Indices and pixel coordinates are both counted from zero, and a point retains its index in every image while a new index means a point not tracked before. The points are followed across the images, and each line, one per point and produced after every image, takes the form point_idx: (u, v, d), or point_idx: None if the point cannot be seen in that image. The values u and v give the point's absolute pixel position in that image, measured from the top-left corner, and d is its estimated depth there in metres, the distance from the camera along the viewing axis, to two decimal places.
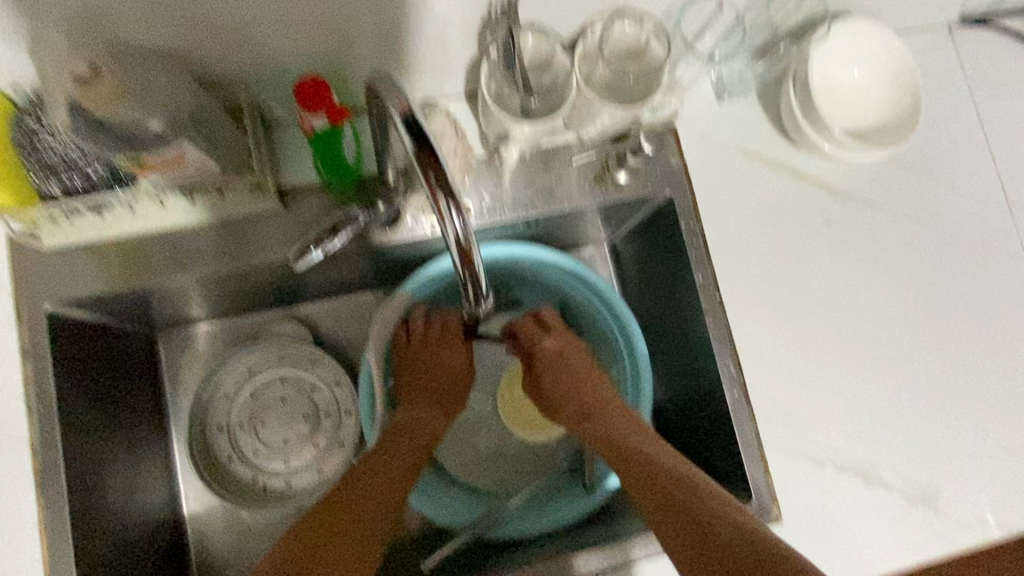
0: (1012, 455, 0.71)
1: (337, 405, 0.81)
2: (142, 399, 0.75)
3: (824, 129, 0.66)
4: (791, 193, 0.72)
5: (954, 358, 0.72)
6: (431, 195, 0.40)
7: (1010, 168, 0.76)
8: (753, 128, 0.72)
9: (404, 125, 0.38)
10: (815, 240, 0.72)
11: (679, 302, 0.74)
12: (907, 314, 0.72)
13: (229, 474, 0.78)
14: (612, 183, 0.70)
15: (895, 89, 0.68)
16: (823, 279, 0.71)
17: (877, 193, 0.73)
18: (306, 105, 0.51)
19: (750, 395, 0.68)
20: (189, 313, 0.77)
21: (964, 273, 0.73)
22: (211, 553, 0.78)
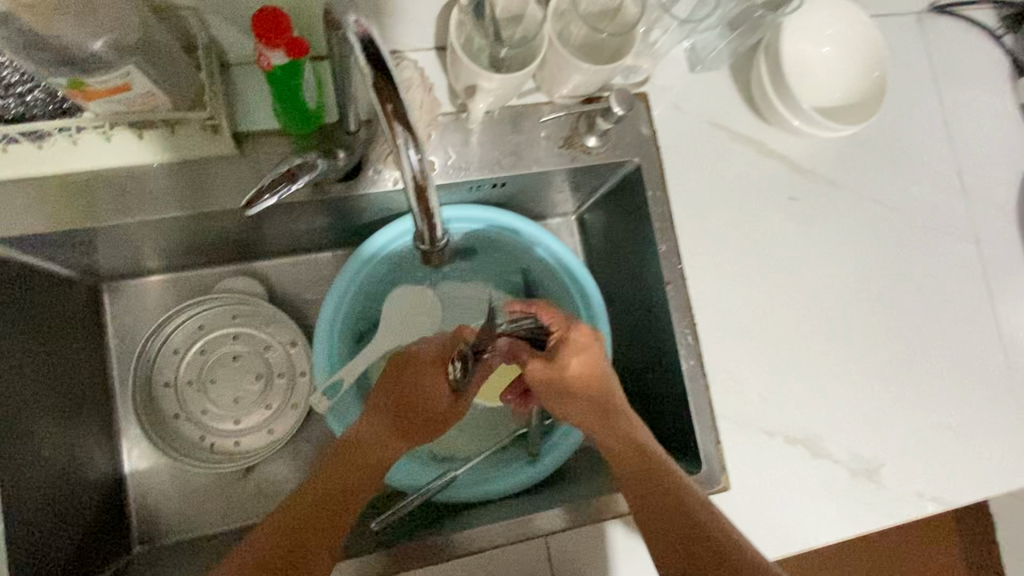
0: (951, 433, 0.73)
1: (292, 366, 0.79)
2: (83, 348, 0.72)
3: (791, 102, 0.67)
4: (758, 168, 0.72)
5: (902, 338, 0.74)
6: (388, 126, 0.39)
7: (968, 156, 0.78)
8: (724, 100, 0.72)
9: (361, 53, 0.37)
10: (778, 217, 0.72)
11: (641, 271, 0.73)
12: (861, 293, 0.74)
13: (174, 431, 0.76)
14: (580, 147, 0.69)
15: (864, 65, 0.68)
16: (784, 255, 0.72)
17: (840, 173, 0.74)
18: (264, 38, 0.48)
19: (706, 366, 0.68)
20: (137, 262, 0.74)
21: (917, 255, 0.75)
22: (152, 512, 0.75)
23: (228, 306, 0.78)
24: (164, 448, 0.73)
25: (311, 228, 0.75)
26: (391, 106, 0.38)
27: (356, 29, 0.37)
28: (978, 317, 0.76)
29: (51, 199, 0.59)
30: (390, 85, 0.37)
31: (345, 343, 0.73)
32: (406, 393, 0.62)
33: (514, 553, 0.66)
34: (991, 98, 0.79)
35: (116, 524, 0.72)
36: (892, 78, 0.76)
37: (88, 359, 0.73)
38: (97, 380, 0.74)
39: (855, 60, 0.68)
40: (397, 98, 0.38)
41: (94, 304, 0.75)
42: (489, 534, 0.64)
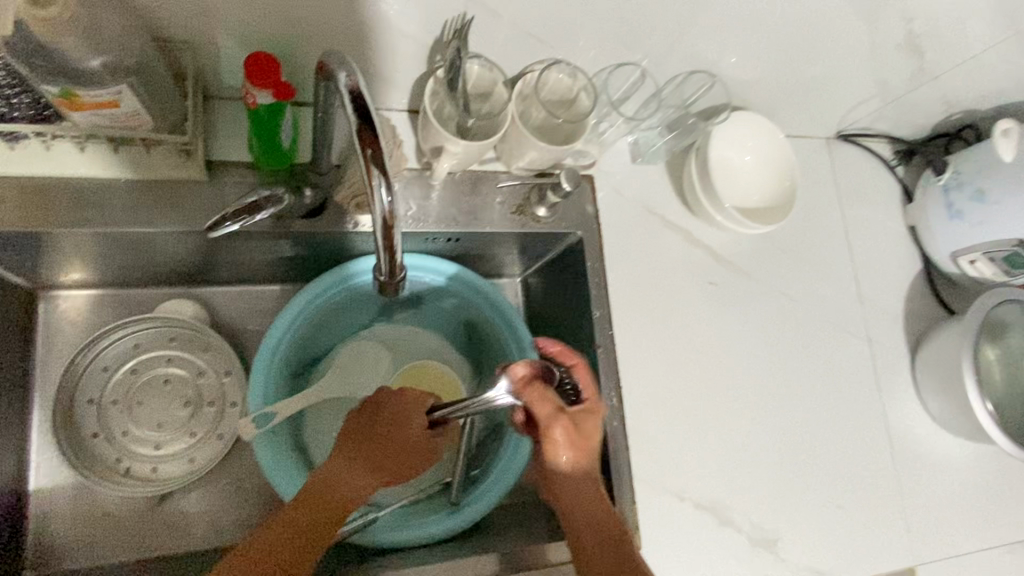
0: (843, 513, 0.79)
1: (224, 395, 0.79)
2: (7, 355, 0.71)
3: (717, 199, 0.76)
4: (685, 253, 0.81)
5: (803, 420, 0.81)
6: (364, 166, 0.44)
7: (865, 265, 0.89)
8: (659, 191, 0.81)
9: (350, 103, 0.42)
10: (700, 298, 0.80)
11: (576, 335, 0.79)
12: (770, 375, 0.81)
13: (89, 450, 0.74)
14: (531, 215, 0.75)
15: (778, 174, 0.79)
16: (704, 333, 0.79)
17: (756, 266, 0.83)
18: (253, 79, 0.53)
19: (626, 428, 0.73)
20: (81, 275, 0.74)
21: (819, 347, 0.84)
22: (50, 535, 0.71)
23: (168, 328, 0.78)
24: (77, 466, 0.71)
25: (265, 261, 0.78)
26: (369, 149, 0.43)
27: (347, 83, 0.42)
28: (869, 407, 0.85)
29: (9, 198, 0.60)
30: (369, 131, 0.43)
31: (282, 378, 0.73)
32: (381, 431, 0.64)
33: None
34: (885, 218, 0.92)
35: (8, 544, 0.68)
36: (803, 191, 0.88)
37: (10, 367, 0.71)
38: (16, 388, 0.72)
39: (771, 170, 0.79)
40: (375, 143, 0.43)
41: (27, 313, 0.74)
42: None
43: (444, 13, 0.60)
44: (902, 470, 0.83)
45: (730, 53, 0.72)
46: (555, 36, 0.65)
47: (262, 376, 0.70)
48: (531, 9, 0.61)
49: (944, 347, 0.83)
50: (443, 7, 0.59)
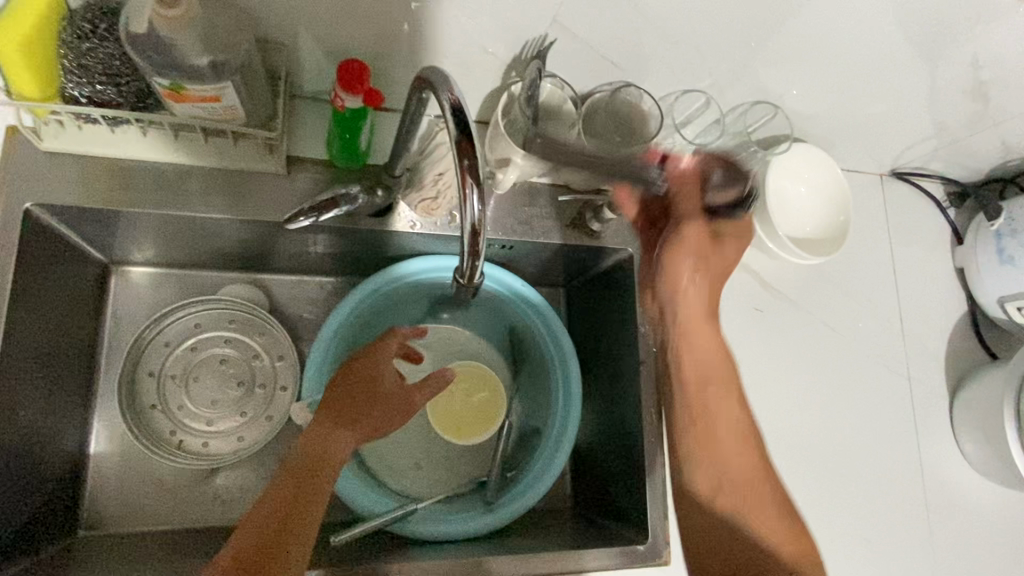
0: (870, 548, 0.80)
1: (275, 379, 0.82)
2: (80, 323, 0.75)
3: (770, 227, 0.77)
4: (733, 278, 0.82)
5: (837, 452, 0.82)
6: (460, 176, 0.45)
7: (910, 303, 0.90)
8: None
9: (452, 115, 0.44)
10: (744, 323, 0.81)
11: (619, 349, 0.81)
12: (807, 404, 0.82)
13: (147, 421, 0.77)
14: (585, 229, 0.77)
15: (832, 208, 0.80)
16: (746, 357, 0.81)
17: (801, 296, 0.84)
18: (344, 84, 0.56)
19: (663, 445, 0.75)
20: (153, 253, 0.78)
21: (858, 381, 0.85)
22: (105, 499, 0.75)
23: (229, 310, 0.81)
24: (135, 434, 0.74)
25: (325, 253, 0.81)
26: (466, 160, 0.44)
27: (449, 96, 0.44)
28: (904, 445, 0.85)
29: (102, 178, 0.64)
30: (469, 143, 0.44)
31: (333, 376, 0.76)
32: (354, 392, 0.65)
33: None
34: (934, 258, 0.92)
35: (67, 503, 0.72)
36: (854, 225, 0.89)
37: (82, 334, 0.75)
38: (84, 356, 0.76)
39: (825, 203, 0.80)
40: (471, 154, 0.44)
41: (100, 284, 0.78)
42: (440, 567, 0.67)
43: (526, 33, 0.62)
44: (933, 510, 0.84)
45: (796, 86, 0.73)
46: (628, 60, 0.67)
47: (313, 375, 0.73)
48: (610, 34, 0.63)
49: (986, 392, 0.83)
50: (526, 27, 0.61)
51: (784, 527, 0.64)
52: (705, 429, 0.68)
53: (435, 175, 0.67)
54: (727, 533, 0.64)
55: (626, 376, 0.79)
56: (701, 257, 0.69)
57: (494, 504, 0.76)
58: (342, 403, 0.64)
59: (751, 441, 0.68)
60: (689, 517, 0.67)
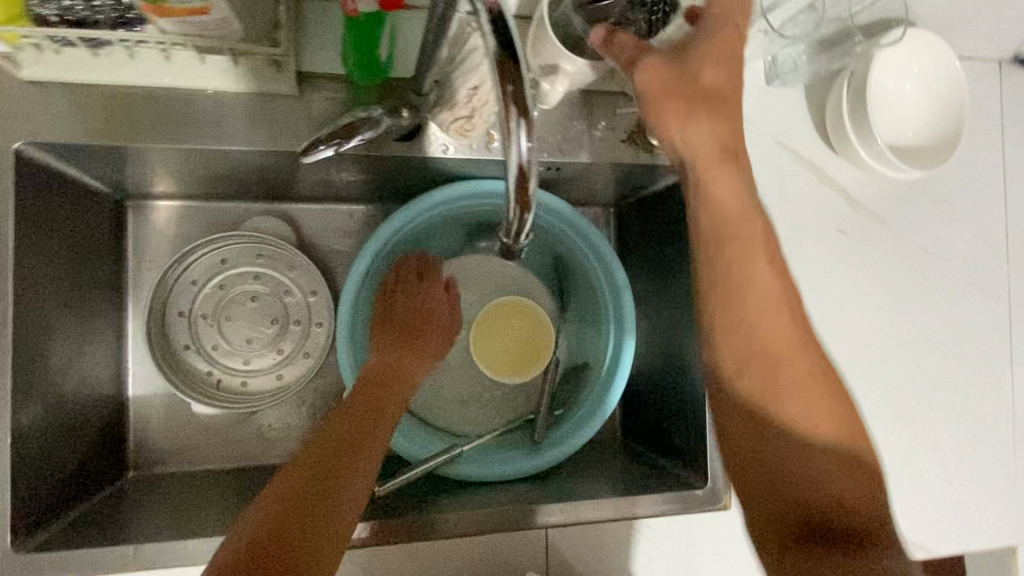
0: (948, 487, 0.74)
1: (310, 315, 0.77)
2: (101, 265, 0.70)
3: (866, 134, 0.65)
4: (815, 195, 0.71)
5: (923, 384, 0.74)
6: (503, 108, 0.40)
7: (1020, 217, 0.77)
8: (793, 121, 0.70)
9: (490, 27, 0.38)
10: (826, 247, 0.71)
11: (680, 279, 0.73)
12: (891, 336, 0.74)
13: (183, 363, 0.74)
14: (644, 144, 0.67)
15: (942, 108, 0.67)
16: (824, 286, 0.72)
17: (894, 213, 0.73)
18: None
19: None
20: (167, 186, 0.72)
21: (951, 308, 0.75)
22: (151, 442, 0.74)
23: (254, 244, 0.75)
24: (171, 378, 0.72)
25: (351, 180, 0.73)
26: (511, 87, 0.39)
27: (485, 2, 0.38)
28: (997, 377, 0.77)
29: (93, 110, 0.56)
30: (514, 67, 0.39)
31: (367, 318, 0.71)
32: (397, 357, 0.66)
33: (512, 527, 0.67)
34: None
35: (112, 448, 0.71)
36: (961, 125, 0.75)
37: (104, 277, 0.71)
38: (111, 300, 0.72)
39: (934, 103, 0.67)
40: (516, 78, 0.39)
41: (116, 222, 0.73)
42: (489, 514, 0.65)
43: None
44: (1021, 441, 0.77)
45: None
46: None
47: (347, 318, 0.68)
48: None
49: None
50: None
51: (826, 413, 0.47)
52: (730, 301, 0.49)
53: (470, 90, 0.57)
54: (790, 445, 0.47)
55: (687, 309, 0.72)
56: (672, 100, 0.49)
57: (542, 444, 0.72)
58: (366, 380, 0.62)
59: (798, 347, 0.48)
60: (724, 416, 0.50)
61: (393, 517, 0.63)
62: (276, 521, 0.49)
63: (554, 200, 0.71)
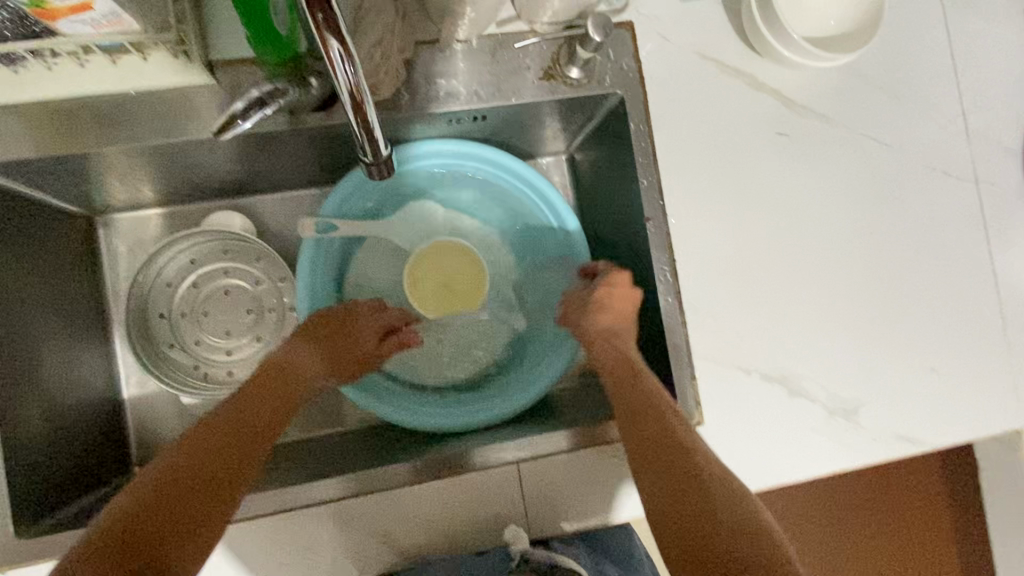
0: (940, 373, 0.72)
1: (281, 300, 0.81)
2: (76, 280, 0.75)
3: (779, 31, 0.65)
4: (747, 102, 0.70)
5: (895, 273, 0.73)
6: (319, 36, 0.36)
7: (976, 92, 0.75)
8: (713, 32, 0.70)
9: None
10: (766, 153, 0.71)
11: (626, 207, 0.73)
12: (851, 227, 0.72)
13: (169, 360, 0.79)
14: (562, 78, 0.68)
15: None
16: (771, 187, 0.71)
17: (835, 107, 0.72)
18: None
19: (684, 303, 0.68)
20: (129, 197, 0.77)
21: (913, 192, 0.73)
22: (151, 438, 0.78)
23: (220, 240, 0.80)
24: (160, 374, 0.76)
25: (292, 161, 0.75)
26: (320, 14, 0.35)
27: None
28: (978, 258, 0.74)
29: (29, 126, 0.61)
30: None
31: (331, 277, 0.73)
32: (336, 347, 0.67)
33: (496, 500, 0.65)
34: (1006, 28, 0.76)
35: (114, 449, 0.75)
36: (896, 9, 0.74)
37: (81, 292, 0.75)
38: (94, 313, 0.77)
39: None
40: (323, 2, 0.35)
41: (88, 240, 0.78)
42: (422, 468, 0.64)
43: None
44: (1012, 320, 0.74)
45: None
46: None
47: (311, 253, 0.70)
48: None
49: None
50: None
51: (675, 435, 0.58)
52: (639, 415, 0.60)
53: (370, 48, 0.59)
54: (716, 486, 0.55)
55: (636, 235, 0.72)
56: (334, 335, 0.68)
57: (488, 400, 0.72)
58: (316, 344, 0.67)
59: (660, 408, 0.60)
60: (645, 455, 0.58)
61: (316, 482, 0.63)
62: (162, 505, 0.51)
63: (544, 183, 0.74)
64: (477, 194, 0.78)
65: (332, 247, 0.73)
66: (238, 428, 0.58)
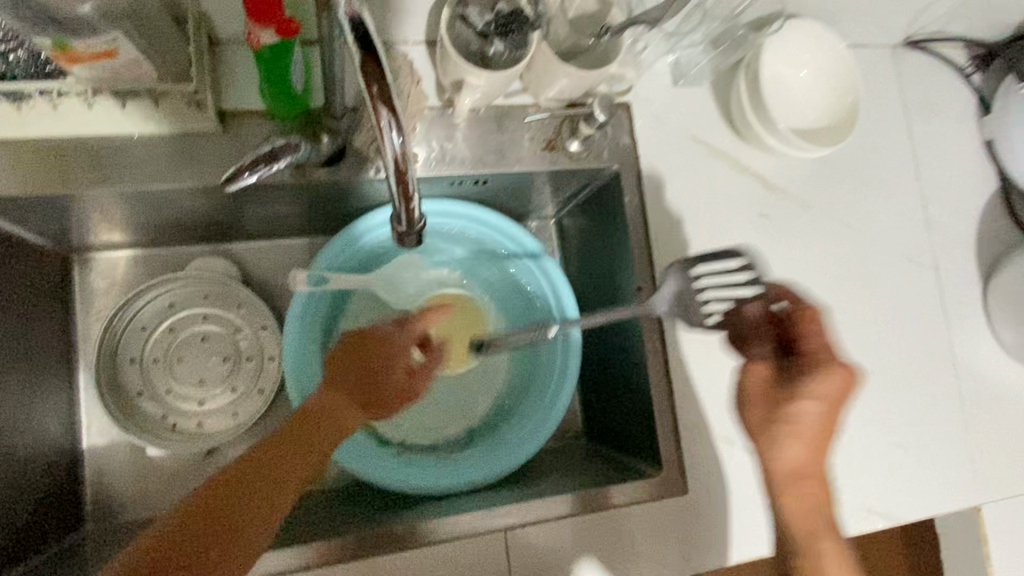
0: (904, 448, 0.75)
1: (261, 349, 0.79)
2: (46, 320, 0.71)
3: (766, 122, 0.70)
4: (733, 183, 0.75)
5: (866, 351, 0.76)
6: (372, 106, 0.39)
7: (935, 187, 0.82)
8: (703, 117, 0.74)
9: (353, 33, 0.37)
10: (749, 231, 0.75)
11: (616, 276, 0.75)
12: (824, 306, 0.76)
13: (137, 408, 0.75)
14: (563, 150, 0.70)
15: (834, 90, 0.71)
16: (753, 264, 0.74)
17: (811, 193, 0.77)
18: (255, 17, 0.49)
19: (671, 372, 0.70)
20: (111, 237, 0.74)
21: (881, 276, 0.78)
22: (109, 492, 0.74)
23: (202, 285, 0.78)
24: (127, 423, 0.72)
25: (285, 211, 0.75)
26: (375, 85, 0.38)
27: (346, 10, 0.37)
28: (939, 340, 0.79)
29: (24, 162, 0.59)
30: (376, 66, 0.38)
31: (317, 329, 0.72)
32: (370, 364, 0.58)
33: (486, 570, 0.64)
34: (960, 132, 0.84)
35: (68, 505, 0.70)
36: (866, 109, 0.80)
37: (50, 332, 0.72)
38: (60, 356, 0.73)
39: (827, 88, 0.72)
40: (380, 76, 0.38)
41: (62, 278, 0.75)
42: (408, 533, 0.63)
43: None
44: (970, 400, 0.78)
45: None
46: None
47: (300, 306, 0.69)
48: None
49: None
50: None
51: (799, 453, 0.59)
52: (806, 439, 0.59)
53: None
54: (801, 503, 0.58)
55: (625, 303, 0.74)
56: (359, 360, 0.58)
57: (474, 461, 0.71)
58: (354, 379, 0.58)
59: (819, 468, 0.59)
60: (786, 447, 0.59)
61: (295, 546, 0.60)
62: (194, 529, 0.49)
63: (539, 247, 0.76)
64: (461, 249, 0.79)
65: (321, 300, 0.72)
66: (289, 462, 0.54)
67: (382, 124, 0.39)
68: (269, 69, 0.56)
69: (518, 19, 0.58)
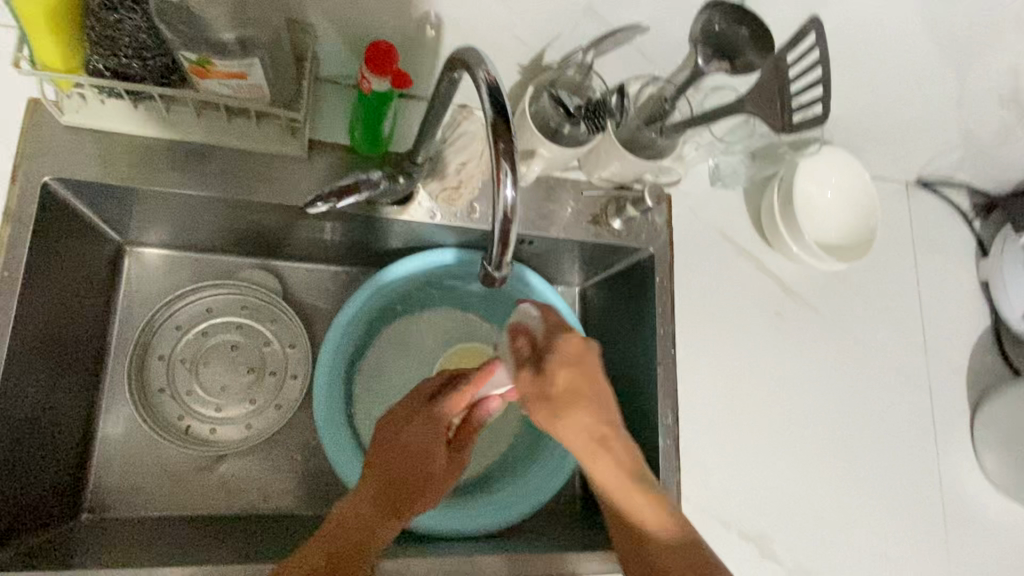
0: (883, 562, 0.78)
1: (286, 365, 0.81)
2: (91, 304, 0.73)
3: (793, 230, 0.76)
4: (753, 281, 0.80)
5: (858, 458, 0.80)
6: (495, 161, 0.44)
7: (932, 315, 0.88)
8: (733, 217, 0.81)
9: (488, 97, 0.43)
10: (763, 328, 0.80)
11: (632, 350, 0.79)
12: (821, 410, 0.80)
13: (155, 404, 0.76)
14: (605, 226, 0.76)
15: (855, 212, 0.79)
16: (764, 358, 0.79)
17: (822, 302, 0.83)
18: (373, 68, 0.55)
19: (679, 449, 0.73)
20: (167, 236, 0.78)
21: (878, 389, 0.83)
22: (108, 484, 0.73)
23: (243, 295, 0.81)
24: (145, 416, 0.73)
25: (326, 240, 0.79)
26: (501, 143, 0.43)
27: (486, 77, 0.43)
28: (926, 459, 0.83)
29: (119, 153, 0.63)
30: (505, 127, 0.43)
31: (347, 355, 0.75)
32: (419, 437, 0.60)
33: None
34: (959, 269, 0.91)
35: (66, 488, 0.70)
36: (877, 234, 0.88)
37: (92, 316, 0.74)
38: (93, 340, 0.75)
39: (850, 210, 0.79)
40: (503, 134, 0.43)
41: (112, 267, 0.77)
42: (391, 565, 0.64)
43: (554, 29, 0.62)
44: (951, 522, 0.82)
45: (839, 71, 0.72)
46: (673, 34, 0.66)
47: (339, 331, 0.73)
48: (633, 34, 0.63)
49: (1006, 406, 0.82)
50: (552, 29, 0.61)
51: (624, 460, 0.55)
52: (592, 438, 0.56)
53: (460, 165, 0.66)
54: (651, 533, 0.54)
55: (641, 377, 0.78)
56: (420, 418, 0.61)
57: (477, 505, 0.73)
58: (423, 440, 0.60)
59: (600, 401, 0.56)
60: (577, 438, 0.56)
61: None
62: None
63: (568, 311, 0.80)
64: (491, 301, 0.84)
65: (356, 328, 0.75)
66: (377, 531, 0.56)
67: (500, 177, 0.44)
68: (369, 111, 0.62)
69: (605, 107, 0.65)
